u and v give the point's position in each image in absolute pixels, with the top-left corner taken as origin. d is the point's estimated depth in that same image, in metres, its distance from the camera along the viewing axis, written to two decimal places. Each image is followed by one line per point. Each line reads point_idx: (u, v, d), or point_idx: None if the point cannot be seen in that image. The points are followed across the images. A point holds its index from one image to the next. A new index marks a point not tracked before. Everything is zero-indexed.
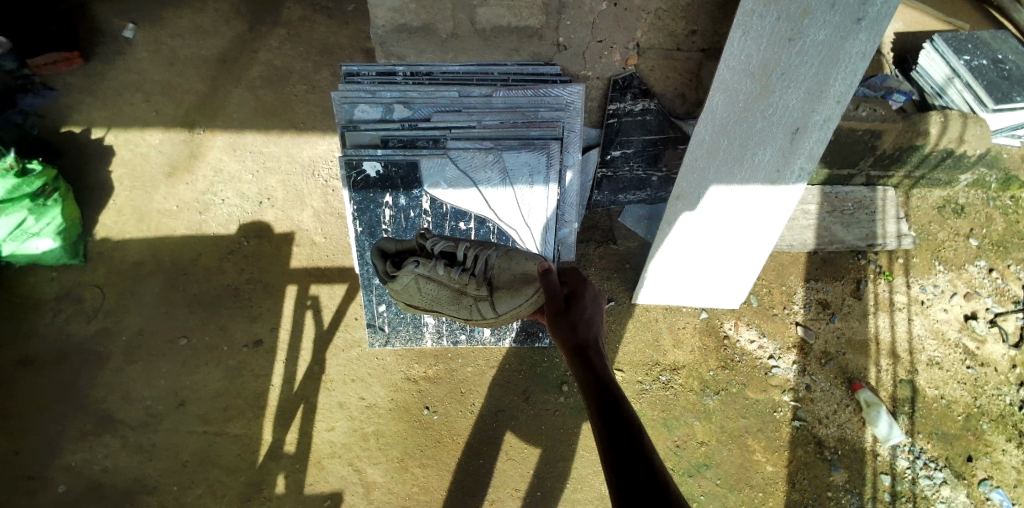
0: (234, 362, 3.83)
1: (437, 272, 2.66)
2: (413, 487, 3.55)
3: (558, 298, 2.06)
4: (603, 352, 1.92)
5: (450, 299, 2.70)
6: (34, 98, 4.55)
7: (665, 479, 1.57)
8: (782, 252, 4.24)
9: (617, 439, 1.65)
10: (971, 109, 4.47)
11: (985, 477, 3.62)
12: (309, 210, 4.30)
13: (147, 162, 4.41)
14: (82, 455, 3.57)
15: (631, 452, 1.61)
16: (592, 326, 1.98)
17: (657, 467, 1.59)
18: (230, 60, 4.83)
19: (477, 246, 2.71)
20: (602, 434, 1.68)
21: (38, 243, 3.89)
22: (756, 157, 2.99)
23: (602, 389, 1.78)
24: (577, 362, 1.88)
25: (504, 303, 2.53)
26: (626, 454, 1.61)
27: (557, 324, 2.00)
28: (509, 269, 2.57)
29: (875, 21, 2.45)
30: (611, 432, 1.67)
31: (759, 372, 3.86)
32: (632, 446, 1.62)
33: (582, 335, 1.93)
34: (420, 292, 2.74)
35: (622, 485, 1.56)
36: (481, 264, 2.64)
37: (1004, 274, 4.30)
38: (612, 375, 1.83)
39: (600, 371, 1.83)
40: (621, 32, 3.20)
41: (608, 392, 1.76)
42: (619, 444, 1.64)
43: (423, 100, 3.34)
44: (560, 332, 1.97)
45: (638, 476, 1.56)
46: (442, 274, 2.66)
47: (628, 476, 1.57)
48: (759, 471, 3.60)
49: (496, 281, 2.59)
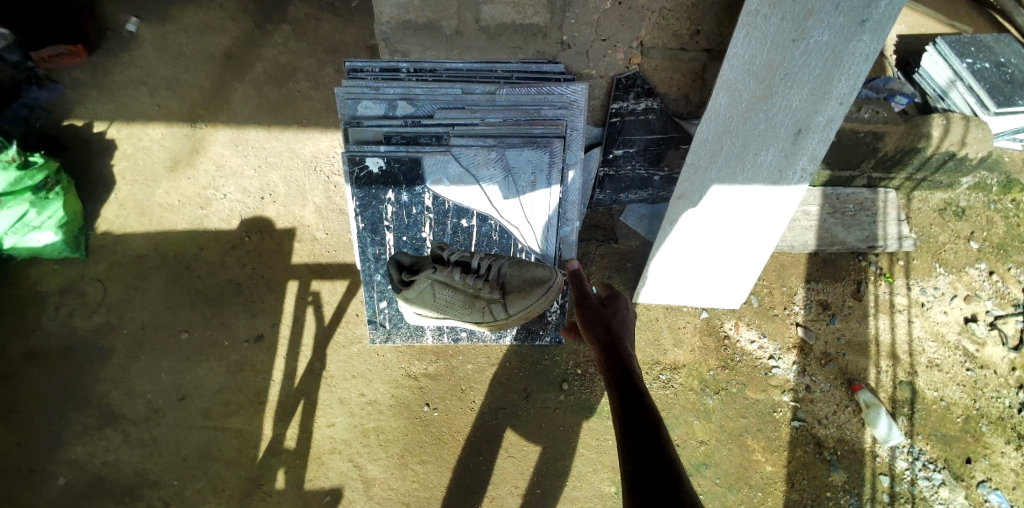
0: (236, 357, 3.83)
1: (453, 278, 2.74)
2: (412, 483, 3.56)
3: (591, 300, 2.27)
4: (629, 349, 2.13)
5: (462, 304, 2.77)
6: (39, 91, 4.53)
7: (672, 455, 1.77)
8: (784, 253, 4.24)
9: (634, 417, 1.86)
10: (974, 113, 4.47)
11: (984, 479, 3.63)
12: (311, 207, 4.31)
13: (149, 156, 4.41)
14: (84, 448, 3.58)
15: (644, 430, 1.82)
16: (620, 325, 2.21)
17: (670, 455, 1.77)
18: (234, 55, 4.79)
19: (488, 257, 2.89)
20: (620, 415, 1.89)
21: (38, 236, 3.89)
22: (759, 156, 2.99)
23: (625, 380, 1.98)
24: (604, 356, 2.10)
25: (519, 303, 2.70)
26: (642, 442, 1.79)
27: (586, 322, 2.22)
28: (520, 274, 2.76)
29: (878, 23, 2.46)
30: (630, 418, 1.86)
31: (759, 372, 3.86)
32: (645, 424, 1.84)
33: (609, 332, 2.16)
34: (432, 299, 2.78)
35: (636, 470, 1.74)
36: (494, 272, 2.80)
37: (1004, 277, 4.30)
38: (636, 369, 2.03)
39: (625, 364, 2.04)
40: (625, 31, 3.20)
41: (631, 383, 1.97)
42: (634, 422, 1.85)
43: (426, 97, 3.32)
44: (589, 327, 2.20)
45: (650, 463, 1.75)
46: (457, 280, 2.75)
47: (641, 450, 1.78)
48: (758, 471, 3.61)
49: (508, 284, 2.76)
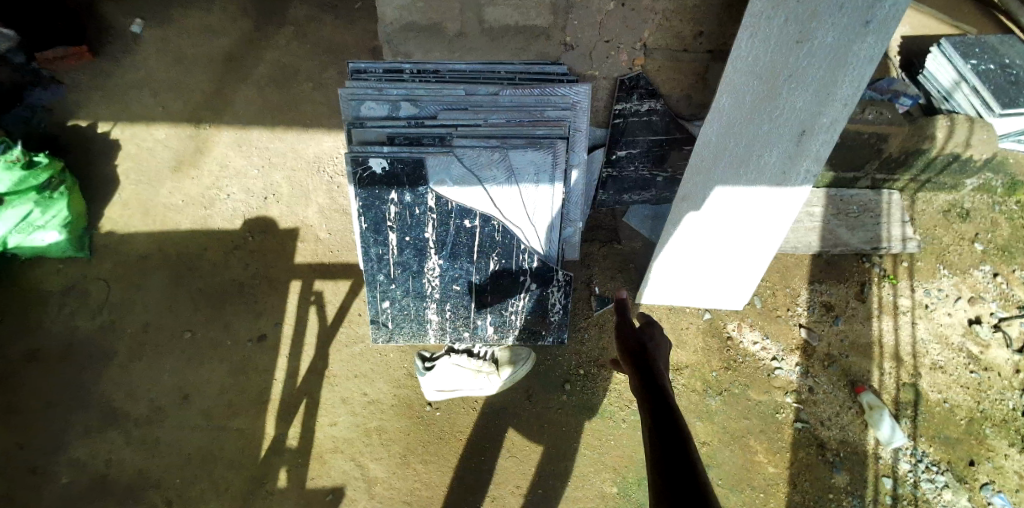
0: (239, 357, 3.84)
1: (462, 360, 3.74)
2: (414, 483, 3.56)
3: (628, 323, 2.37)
4: (663, 369, 2.19)
5: (468, 381, 3.70)
6: (43, 92, 4.52)
7: (700, 473, 1.75)
8: (787, 254, 4.24)
9: (665, 436, 1.86)
10: (979, 114, 4.46)
11: (988, 482, 3.61)
12: (314, 207, 4.32)
13: (153, 156, 4.42)
14: (87, 447, 3.59)
15: (674, 447, 1.82)
16: (656, 348, 2.29)
17: (696, 466, 1.77)
18: (238, 56, 4.80)
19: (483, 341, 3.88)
20: (652, 433, 1.91)
21: (43, 236, 3.89)
22: (763, 157, 2.98)
23: (657, 394, 2.03)
24: (638, 373, 2.17)
25: (508, 371, 3.72)
26: (669, 450, 1.81)
27: (624, 344, 2.32)
28: (508, 350, 3.80)
29: (883, 24, 2.44)
30: (659, 428, 1.90)
31: (762, 373, 3.86)
32: (675, 442, 1.83)
33: (644, 352, 2.23)
34: (447, 379, 3.70)
35: (663, 476, 1.75)
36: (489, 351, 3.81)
37: (1009, 279, 4.28)
38: (668, 385, 2.08)
39: (658, 380, 2.10)
40: (628, 32, 3.20)
41: (662, 397, 2.01)
42: (665, 440, 1.85)
43: (430, 98, 3.35)
44: (626, 348, 2.29)
45: (677, 471, 1.76)
46: (465, 362, 3.74)
47: (669, 465, 1.77)
48: (761, 473, 3.60)
49: (500, 358, 3.78)
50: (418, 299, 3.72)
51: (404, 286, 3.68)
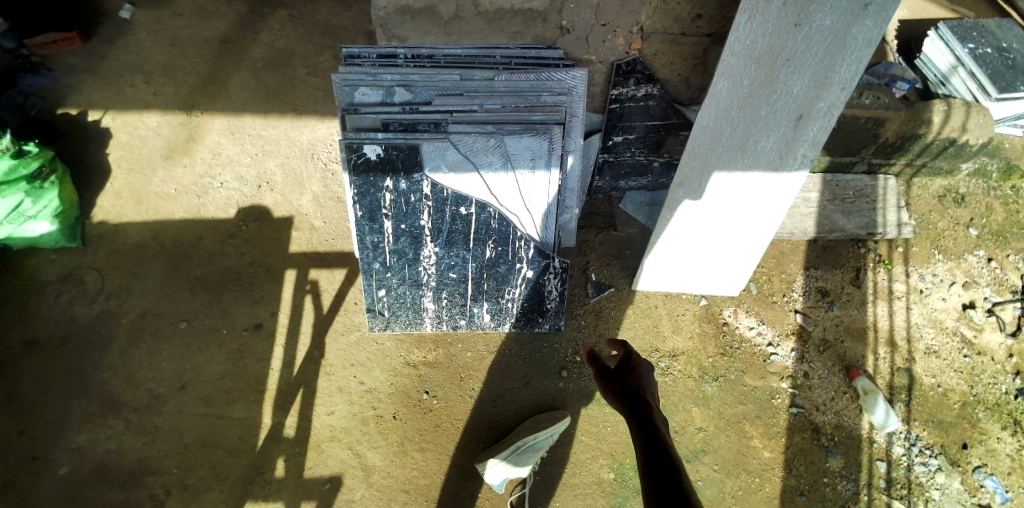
0: (235, 346, 3.83)
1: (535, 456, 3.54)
2: (412, 471, 3.55)
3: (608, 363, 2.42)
4: (651, 399, 2.24)
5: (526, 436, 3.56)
6: (33, 78, 4.46)
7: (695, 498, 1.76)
8: (783, 240, 4.24)
9: (657, 466, 1.90)
10: (975, 99, 4.46)
11: (980, 465, 3.64)
12: (309, 195, 4.29)
13: (145, 143, 4.36)
14: (88, 435, 3.56)
15: (668, 477, 1.85)
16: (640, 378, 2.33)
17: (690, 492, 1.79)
18: (230, 41, 4.76)
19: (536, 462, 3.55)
20: (645, 465, 1.94)
21: (35, 226, 3.85)
22: (759, 143, 2.97)
23: (645, 425, 2.08)
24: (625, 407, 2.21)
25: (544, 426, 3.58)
26: (662, 477, 1.85)
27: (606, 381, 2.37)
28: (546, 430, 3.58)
29: (881, 6, 2.42)
30: (652, 460, 1.94)
31: (758, 359, 3.87)
32: (669, 471, 1.87)
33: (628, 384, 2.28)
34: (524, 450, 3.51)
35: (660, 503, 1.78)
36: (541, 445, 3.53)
37: (1003, 263, 4.30)
38: (658, 417, 2.12)
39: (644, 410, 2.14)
40: (625, 15, 3.17)
41: (650, 428, 2.05)
42: (658, 471, 1.89)
43: (424, 84, 3.27)
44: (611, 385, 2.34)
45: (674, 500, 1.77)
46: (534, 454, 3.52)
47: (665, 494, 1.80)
48: (756, 457, 3.62)
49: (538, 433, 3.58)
50: (414, 287, 3.73)
51: (400, 274, 3.68)
